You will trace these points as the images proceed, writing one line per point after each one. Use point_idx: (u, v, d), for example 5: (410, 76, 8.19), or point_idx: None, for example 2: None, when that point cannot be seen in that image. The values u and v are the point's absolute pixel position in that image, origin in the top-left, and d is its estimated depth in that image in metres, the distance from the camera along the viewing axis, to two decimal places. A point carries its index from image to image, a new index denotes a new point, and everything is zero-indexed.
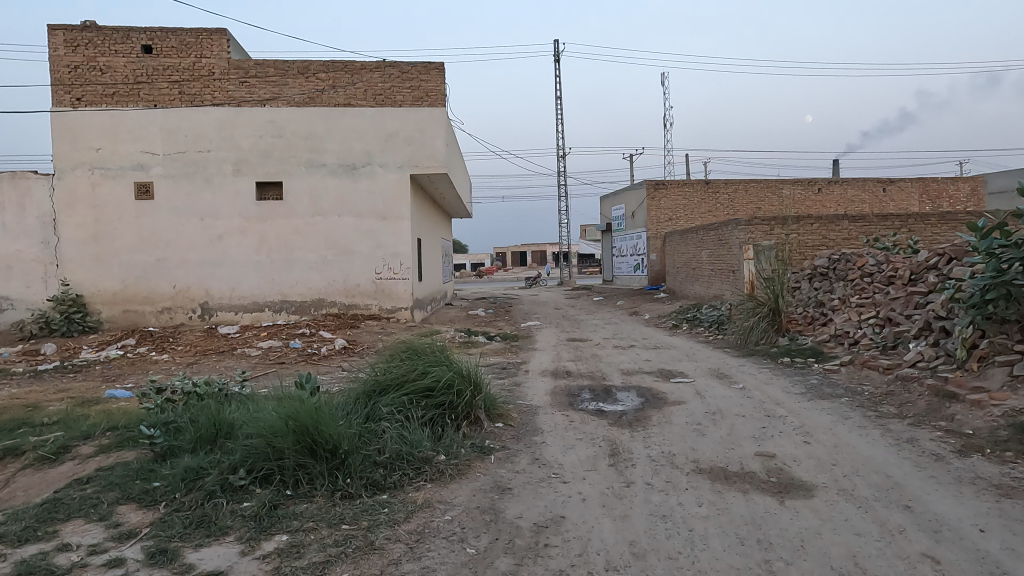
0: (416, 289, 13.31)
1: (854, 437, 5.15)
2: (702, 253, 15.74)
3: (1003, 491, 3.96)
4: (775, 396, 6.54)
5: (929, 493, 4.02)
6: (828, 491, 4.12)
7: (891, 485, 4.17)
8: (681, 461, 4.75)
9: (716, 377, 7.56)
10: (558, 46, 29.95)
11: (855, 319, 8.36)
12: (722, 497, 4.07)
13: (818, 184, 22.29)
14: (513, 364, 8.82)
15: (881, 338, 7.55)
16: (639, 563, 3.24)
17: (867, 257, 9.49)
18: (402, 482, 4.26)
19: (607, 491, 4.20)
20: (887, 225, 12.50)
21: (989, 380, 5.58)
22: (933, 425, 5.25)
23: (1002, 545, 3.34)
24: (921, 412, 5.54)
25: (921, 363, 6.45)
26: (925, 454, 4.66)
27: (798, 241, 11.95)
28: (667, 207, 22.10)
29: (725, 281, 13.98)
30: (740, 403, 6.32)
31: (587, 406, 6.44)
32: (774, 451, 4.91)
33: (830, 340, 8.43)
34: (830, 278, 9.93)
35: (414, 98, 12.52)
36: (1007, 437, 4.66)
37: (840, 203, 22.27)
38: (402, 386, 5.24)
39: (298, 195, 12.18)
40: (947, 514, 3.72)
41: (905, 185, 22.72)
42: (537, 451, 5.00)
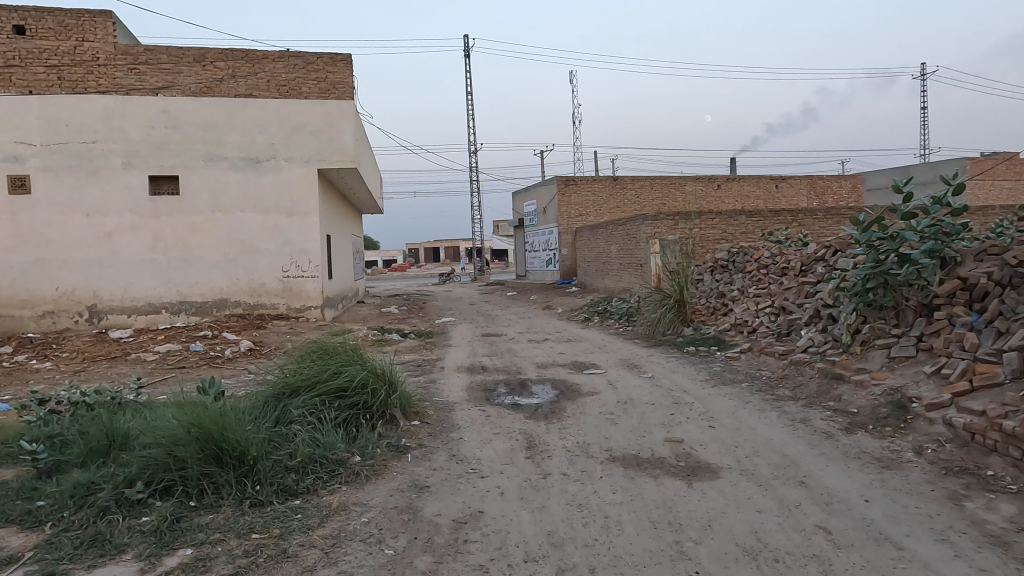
0: (342, 279, 15.86)
1: (754, 420, 5.46)
2: (611, 248, 16.17)
3: (884, 464, 4.32)
4: (681, 383, 6.84)
5: (821, 469, 4.32)
6: (731, 472, 4.35)
7: (787, 464, 4.45)
8: (595, 451, 4.87)
9: (627, 367, 7.82)
10: (467, 41, 29.87)
11: (752, 309, 8.86)
12: (635, 483, 4.21)
13: (718, 181, 23.39)
14: (428, 361, 8.74)
15: (776, 326, 8.05)
16: (557, 552, 3.30)
17: (762, 250, 10.08)
18: (315, 487, 4.13)
19: (524, 483, 4.25)
20: (780, 219, 13.30)
21: (870, 362, 6.05)
22: (823, 405, 5.65)
23: (884, 513, 3.64)
24: (813, 394, 5.95)
25: (812, 349, 6.93)
26: (817, 433, 5.01)
27: (700, 236, 12.56)
28: (577, 203, 22.54)
29: (633, 274, 14.44)
30: (650, 392, 6.55)
31: (503, 400, 6.47)
32: (682, 437, 5.13)
33: (731, 329, 8.89)
34: (730, 270, 10.47)
35: (320, 90, 12.19)
36: (886, 414, 5.08)
37: (737, 199, 23.49)
38: (313, 388, 5.08)
39: (197, 190, 11.53)
40: (836, 488, 4.02)
41: (795, 182, 24.27)
42: (454, 447, 4.99)
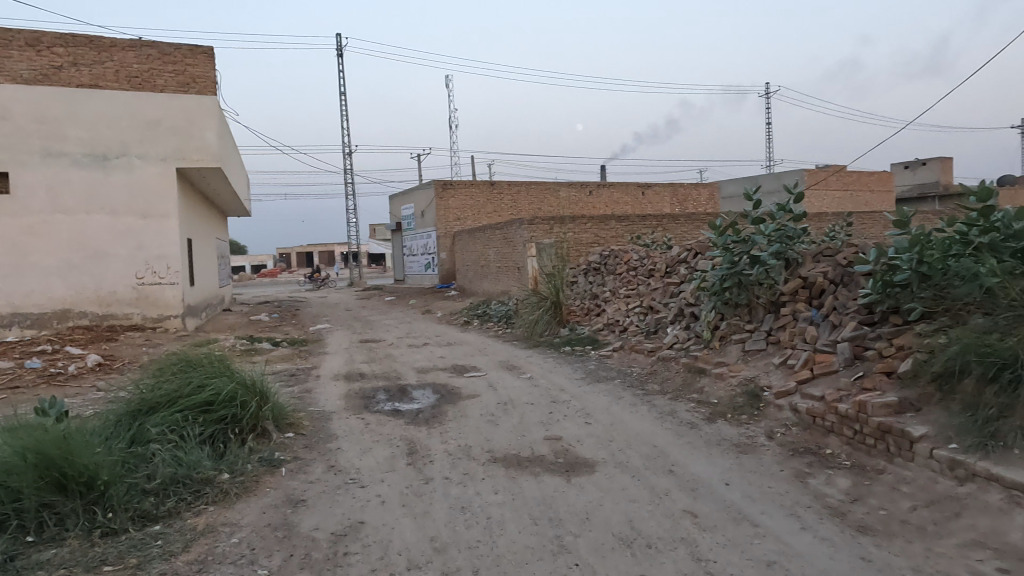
0: (206, 287, 14.82)
1: (626, 414, 5.73)
2: (489, 252, 16.36)
3: (741, 449, 4.70)
4: (559, 382, 7.05)
5: (687, 457, 4.62)
6: (607, 465, 4.54)
7: (657, 454, 4.72)
8: (477, 452, 4.90)
9: (506, 369, 7.93)
10: (339, 41, 29.05)
11: (623, 309, 9.31)
12: (516, 482, 4.28)
13: (590, 187, 24.35)
14: (303, 370, 8.38)
15: (645, 324, 8.50)
16: (440, 557, 3.28)
17: (631, 253, 10.64)
18: (177, 510, 3.83)
19: (406, 490, 4.19)
20: (646, 224, 14.08)
21: (728, 355, 6.56)
22: (688, 397, 6.05)
23: (742, 494, 3.96)
24: (678, 387, 6.36)
25: (677, 345, 7.40)
26: (683, 423, 5.35)
27: (574, 240, 13.01)
28: (455, 207, 22.59)
29: (511, 278, 14.69)
30: (529, 392, 6.69)
31: (383, 407, 6.34)
32: (560, 434, 5.28)
33: (604, 328, 9.29)
34: (602, 272, 10.95)
35: (178, 84, 11.32)
36: (742, 403, 5.52)
37: (607, 205, 24.58)
38: (174, 403, 4.71)
39: (31, 188, 10.33)
40: (701, 474, 4.31)
41: (659, 189, 25.79)
42: (332, 458, 4.82)
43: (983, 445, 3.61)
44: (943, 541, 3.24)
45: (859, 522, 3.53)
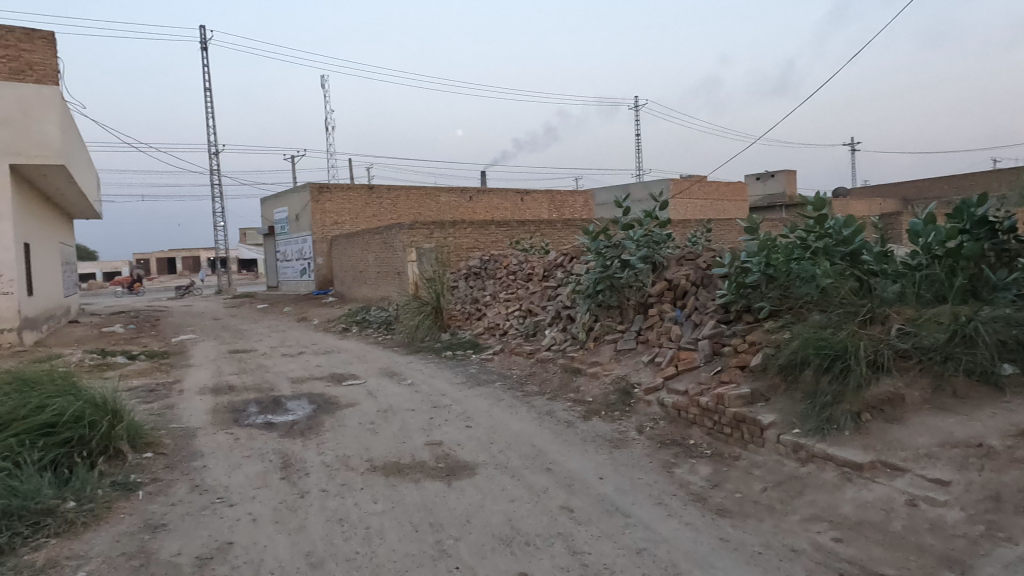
0: (46, 297, 13.35)
1: (506, 416, 5.83)
2: (368, 257, 16.02)
3: (614, 444, 4.93)
4: (440, 387, 7.03)
5: (564, 455, 4.78)
6: (487, 467, 4.59)
7: (536, 453, 4.84)
8: (356, 462, 4.78)
9: (386, 376, 7.80)
10: (203, 34, 27.30)
11: (503, 312, 9.46)
12: (396, 490, 4.22)
13: (470, 193, 24.52)
14: (163, 384, 7.79)
15: (524, 327, 8.69)
16: (316, 572, 3.17)
17: (511, 257, 10.84)
18: (11, 546, 3.42)
19: (280, 506, 4.01)
20: (525, 229, 14.39)
21: (601, 355, 6.86)
22: (565, 397, 6.26)
23: (615, 487, 4.15)
24: (556, 387, 6.56)
25: (555, 347, 7.63)
26: (560, 422, 5.53)
27: (454, 245, 13.04)
28: (331, 211, 21.91)
29: (391, 283, 14.47)
30: (410, 399, 6.63)
31: (254, 420, 6.03)
32: (441, 439, 5.28)
33: (485, 332, 9.40)
34: (483, 276, 11.08)
35: (11, 71, 10.16)
36: (615, 400, 5.79)
37: (487, 210, 24.86)
38: (7, 427, 4.21)
39: None
40: (577, 470, 4.47)
41: (537, 196, 26.44)
42: (197, 477, 4.52)
43: (820, 428, 4.03)
44: (789, 517, 3.58)
45: (718, 505, 3.82)
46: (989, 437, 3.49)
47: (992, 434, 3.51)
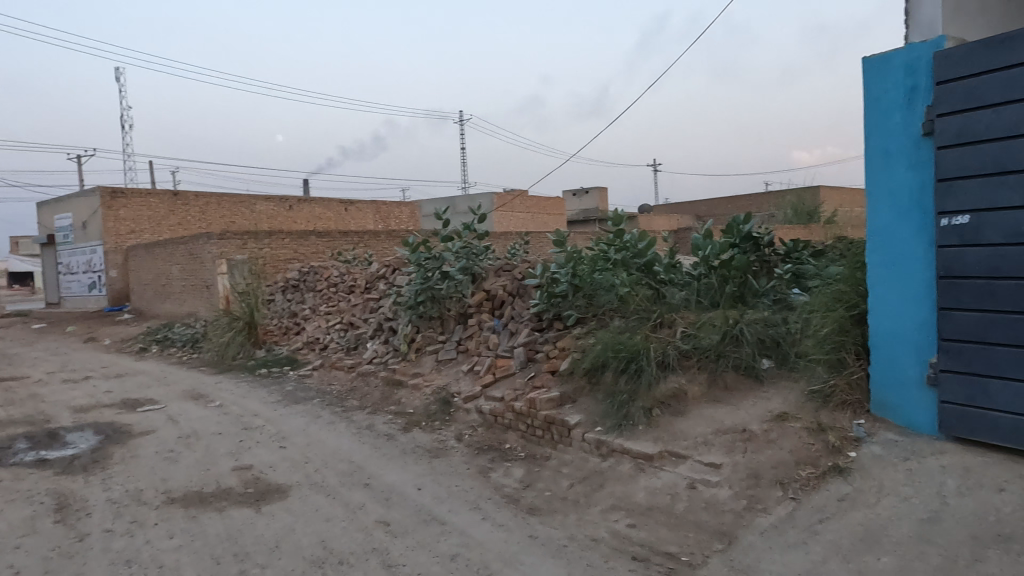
0: None
1: (323, 433, 5.64)
2: (171, 269, 14.62)
3: (433, 454, 4.98)
4: (252, 408, 6.61)
5: (382, 468, 4.74)
6: (301, 488, 4.41)
7: (353, 469, 4.74)
8: (150, 495, 4.35)
9: (190, 398, 7.18)
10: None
11: (323, 326, 9.13)
12: (197, 521, 3.91)
13: (290, 202, 23.38)
14: None
15: (345, 341, 8.45)
16: None
17: (331, 269, 10.51)
18: None
19: (52, 553, 3.53)
20: (347, 240, 14.02)
21: (423, 366, 6.89)
22: (385, 410, 6.20)
23: (432, 496, 4.20)
24: (376, 401, 6.48)
25: (376, 360, 7.52)
26: (380, 436, 5.47)
27: (270, 256, 12.34)
28: (127, 218, 19.70)
29: (199, 298, 13.33)
30: (217, 422, 6.16)
31: (22, 458, 5.23)
32: (251, 462, 4.97)
33: (304, 347, 9.01)
34: (302, 289, 10.62)
35: None
36: (435, 410, 5.85)
37: (308, 220, 23.87)
38: None
39: None
40: (395, 483, 4.45)
41: (361, 206, 25.88)
42: None
43: (619, 425, 4.41)
44: (590, 509, 3.87)
45: (529, 505, 4.02)
46: (750, 423, 4.04)
47: (753, 419, 4.08)
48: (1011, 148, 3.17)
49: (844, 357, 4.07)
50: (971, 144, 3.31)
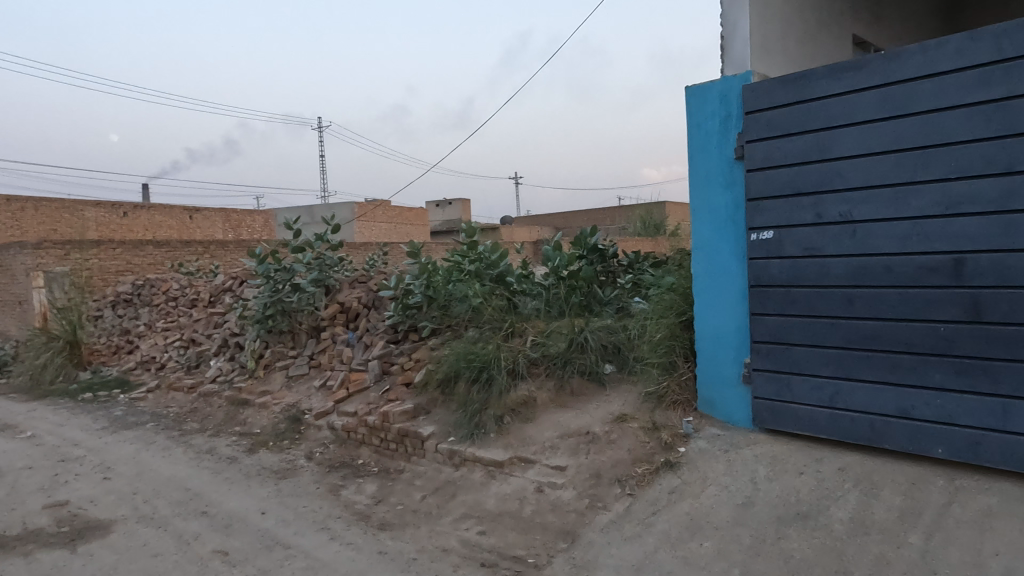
0: None
1: (156, 460, 5.19)
2: None
3: (280, 475, 4.76)
4: (72, 437, 5.94)
5: (222, 494, 4.45)
6: (127, 522, 4.03)
7: (189, 497, 4.41)
8: None
9: None
10: None
11: (161, 343, 8.40)
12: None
13: (124, 208, 21.31)
14: None
15: (185, 359, 7.84)
16: None
17: (171, 282, 9.72)
18: None
19: None
20: (191, 250, 13.04)
21: (272, 383, 6.55)
22: (229, 432, 5.83)
23: (277, 520, 4.01)
24: (219, 423, 6.07)
25: (221, 378, 7.05)
26: (221, 460, 5.13)
27: (98, 268, 11.18)
28: None
29: (9, 315, 11.77)
30: (27, 455, 5.47)
31: None
32: (67, 498, 4.47)
33: (137, 368, 8.23)
34: (136, 303, 9.72)
35: None
36: (284, 428, 5.59)
37: (147, 229, 21.88)
38: None
39: None
40: (237, 508, 4.20)
41: (209, 214, 24.16)
42: None
43: (471, 434, 4.47)
44: (442, 519, 3.88)
45: (380, 520, 3.96)
46: (593, 425, 4.26)
47: (596, 422, 4.30)
48: (804, 173, 3.62)
49: (675, 360, 4.42)
50: (774, 168, 3.74)
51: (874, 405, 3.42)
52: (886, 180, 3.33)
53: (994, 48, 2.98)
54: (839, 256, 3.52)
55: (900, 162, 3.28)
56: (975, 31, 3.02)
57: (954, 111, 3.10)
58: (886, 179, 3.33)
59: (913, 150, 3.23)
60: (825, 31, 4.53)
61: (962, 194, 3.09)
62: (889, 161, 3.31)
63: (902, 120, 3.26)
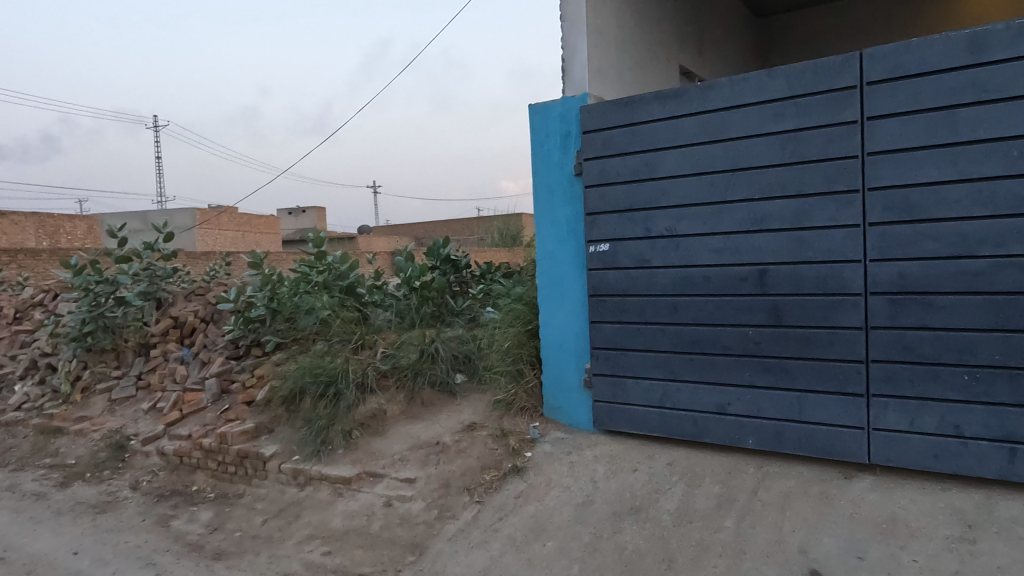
0: None
1: None
2: None
3: (98, 509, 4.30)
4: None
5: (25, 536, 3.93)
6: None
7: None
8: None
9: None
10: None
11: None
12: None
13: None
14: None
15: None
16: None
17: None
18: None
19: None
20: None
21: (91, 408, 5.90)
22: (37, 465, 5.17)
23: (92, 560, 3.61)
24: (25, 455, 5.37)
25: (27, 405, 6.23)
26: (25, 497, 4.54)
27: None
28: None
29: None
30: None
31: None
32: None
33: None
34: None
35: None
36: (104, 457, 5.05)
37: None
38: None
39: None
40: (43, 551, 3.73)
41: (18, 219, 21.29)
42: None
43: (317, 452, 4.32)
44: (284, 543, 3.70)
45: (215, 550, 3.70)
46: (443, 435, 4.28)
47: (446, 432, 4.33)
48: (635, 190, 3.90)
49: (522, 367, 4.56)
50: (609, 185, 4.00)
51: (696, 403, 3.75)
52: (704, 199, 3.68)
53: (788, 85, 3.40)
54: (666, 267, 3.83)
55: (715, 183, 3.63)
56: (773, 70, 3.43)
57: (758, 139, 3.49)
58: (703, 198, 3.68)
59: (725, 172, 3.60)
60: (655, 60, 4.92)
61: (765, 213, 3.49)
62: (705, 182, 3.66)
63: (716, 145, 3.62)
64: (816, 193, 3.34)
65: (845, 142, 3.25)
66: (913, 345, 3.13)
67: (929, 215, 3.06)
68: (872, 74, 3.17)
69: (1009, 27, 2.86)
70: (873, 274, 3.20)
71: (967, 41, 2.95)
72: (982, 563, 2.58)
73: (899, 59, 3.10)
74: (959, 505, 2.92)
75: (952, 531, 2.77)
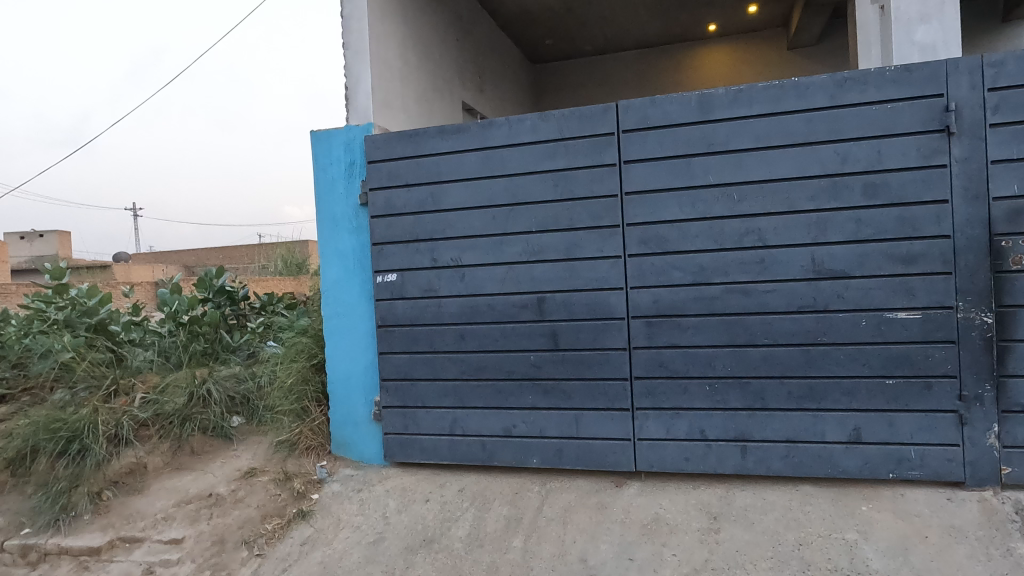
0: None
1: None
2: None
3: None
4: None
5: None
6: None
7: None
8: None
9: None
10: None
11: None
12: None
13: None
14: None
15: None
16: None
17: None
18: None
19: None
20: None
21: None
22: None
23: None
24: None
25: None
26: None
27: None
28: None
29: None
30: None
31: None
32: None
33: None
34: None
35: None
36: None
37: None
38: None
39: None
40: None
41: None
42: None
43: (54, 521, 3.67)
44: None
45: None
46: (216, 486, 3.88)
47: (220, 482, 3.94)
48: (421, 221, 3.95)
49: (307, 405, 4.33)
50: (396, 216, 4.00)
51: (484, 427, 3.86)
52: (487, 231, 3.84)
53: (557, 128, 3.70)
54: (452, 297, 3.91)
55: (496, 216, 3.81)
56: (544, 114, 3.71)
57: (533, 176, 3.75)
58: (485, 230, 3.84)
59: (506, 206, 3.80)
60: (438, 95, 5.06)
61: (542, 245, 3.74)
62: (488, 215, 3.83)
63: (496, 180, 3.81)
64: (584, 228, 3.67)
65: (606, 182, 3.62)
66: (666, 362, 3.55)
67: (675, 248, 3.52)
68: (627, 123, 3.58)
69: (727, 92, 3.42)
70: (633, 300, 3.59)
71: (696, 101, 3.46)
72: (725, 549, 2.98)
73: (646, 112, 3.54)
74: (706, 500, 3.36)
75: (701, 524, 3.16)
